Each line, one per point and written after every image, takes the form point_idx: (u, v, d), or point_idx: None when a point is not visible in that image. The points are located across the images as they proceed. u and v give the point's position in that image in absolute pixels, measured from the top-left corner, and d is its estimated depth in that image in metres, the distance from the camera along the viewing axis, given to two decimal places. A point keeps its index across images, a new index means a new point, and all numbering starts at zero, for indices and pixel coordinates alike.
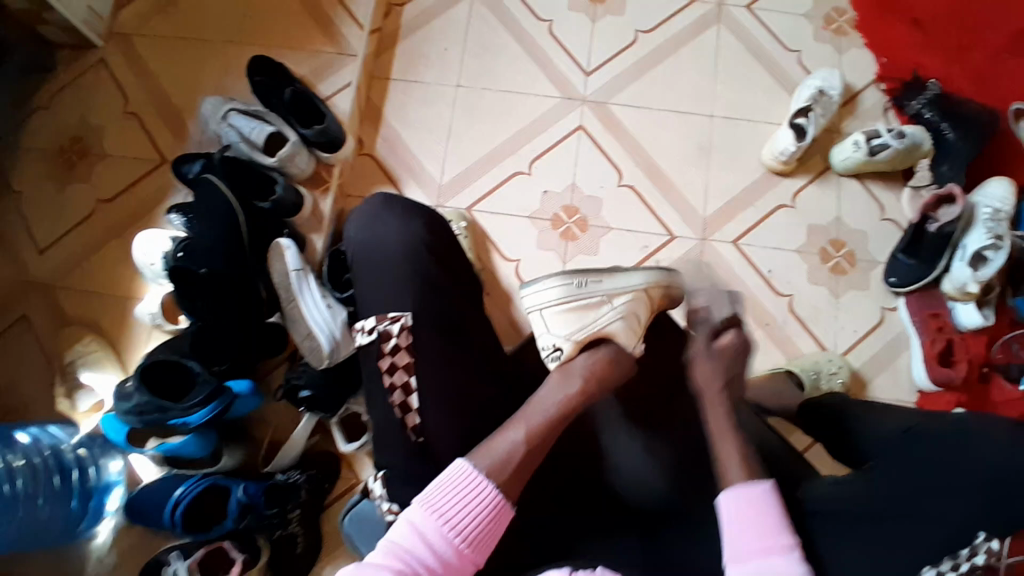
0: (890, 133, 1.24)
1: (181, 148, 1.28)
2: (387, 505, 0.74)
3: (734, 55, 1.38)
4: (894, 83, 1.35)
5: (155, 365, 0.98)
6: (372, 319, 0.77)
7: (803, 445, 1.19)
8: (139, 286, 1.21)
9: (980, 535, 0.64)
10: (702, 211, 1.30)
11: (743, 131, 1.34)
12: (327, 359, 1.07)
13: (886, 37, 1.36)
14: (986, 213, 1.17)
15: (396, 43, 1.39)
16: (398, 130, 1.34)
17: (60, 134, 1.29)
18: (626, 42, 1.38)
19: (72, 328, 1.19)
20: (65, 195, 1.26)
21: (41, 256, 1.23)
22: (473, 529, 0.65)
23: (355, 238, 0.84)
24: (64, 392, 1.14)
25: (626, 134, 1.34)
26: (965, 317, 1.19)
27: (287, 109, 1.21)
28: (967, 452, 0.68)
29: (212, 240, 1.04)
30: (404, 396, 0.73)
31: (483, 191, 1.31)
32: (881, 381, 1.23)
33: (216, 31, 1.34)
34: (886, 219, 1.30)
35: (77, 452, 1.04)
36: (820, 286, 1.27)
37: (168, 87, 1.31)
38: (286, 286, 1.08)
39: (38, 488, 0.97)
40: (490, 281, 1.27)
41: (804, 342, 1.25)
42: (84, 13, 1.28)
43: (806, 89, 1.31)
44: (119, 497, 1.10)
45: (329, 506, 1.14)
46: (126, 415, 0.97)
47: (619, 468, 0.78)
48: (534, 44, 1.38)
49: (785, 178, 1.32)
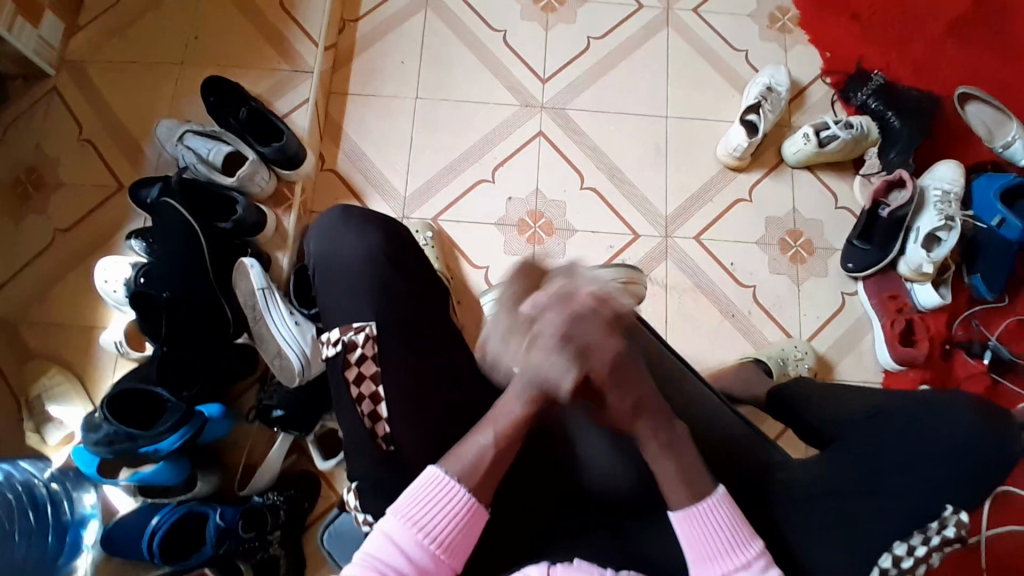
0: (839, 124, 1.29)
1: (138, 174, 1.27)
2: (361, 515, 0.75)
3: (684, 56, 1.42)
4: (839, 76, 1.40)
5: (122, 394, 0.97)
6: (336, 331, 0.77)
7: (774, 432, 1.22)
8: (103, 315, 1.19)
9: (948, 509, 0.66)
10: (663, 210, 1.33)
11: (699, 129, 1.37)
12: (298, 376, 1.07)
13: (828, 33, 1.42)
14: (935, 196, 1.22)
15: (353, 59, 1.40)
16: (359, 145, 1.35)
17: (16, 167, 1.27)
18: (580, 48, 1.41)
19: (36, 361, 1.16)
20: (22, 228, 1.24)
21: (0, 290, 1.20)
22: (449, 535, 0.65)
23: (314, 252, 0.84)
24: (32, 427, 1.11)
25: (586, 138, 1.37)
26: (923, 298, 1.24)
27: (243, 128, 1.22)
28: (932, 429, 0.69)
29: (170, 262, 1.05)
30: (373, 406, 0.74)
31: (448, 201, 1.32)
32: (847, 364, 1.26)
33: (168, 54, 1.34)
34: (841, 207, 1.34)
35: (50, 486, 1.02)
36: (781, 274, 1.31)
37: (123, 113, 1.31)
38: (252, 305, 1.08)
39: (15, 524, 0.94)
40: (460, 289, 1.28)
41: (770, 331, 1.28)
42: (35, 42, 1.27)
43: (755, 86, 1.35)
44: (95, 530, 1.08)
45: (309, 527, 1.13)
46: (94, 447, 0.94)
47: (591, 462, 0.79)
48: (489, 54, 1.41)
49: (740, 173, 1.35)
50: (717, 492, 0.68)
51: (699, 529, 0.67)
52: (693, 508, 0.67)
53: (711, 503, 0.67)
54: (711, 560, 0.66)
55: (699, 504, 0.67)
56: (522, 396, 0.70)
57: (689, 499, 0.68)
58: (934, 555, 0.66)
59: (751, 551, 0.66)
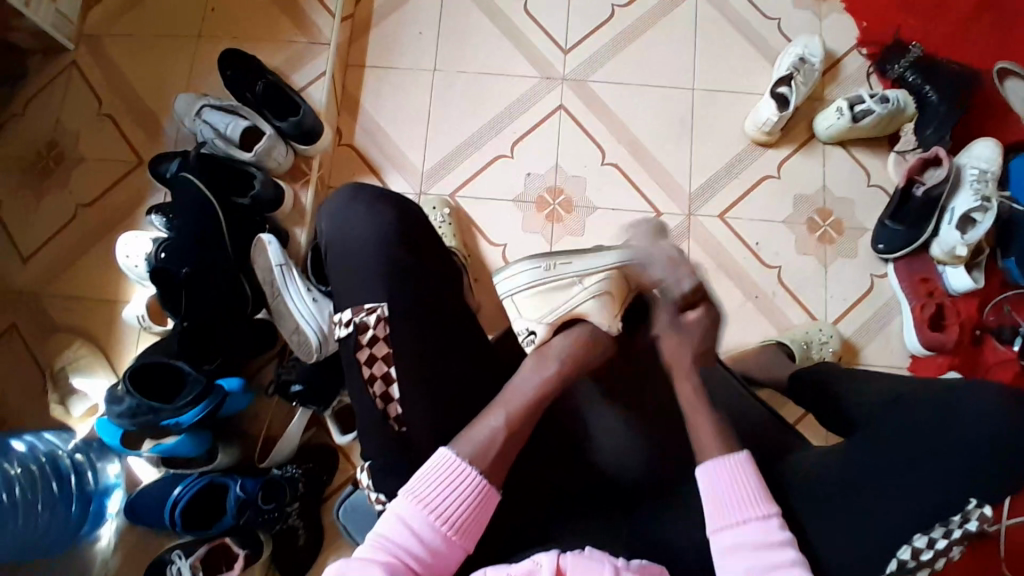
0: (874, 99, 1.23)
1: (157, 148, 1.27)
2: (375, 495, 0.75)
3: (713, 26, 1.36)
4: (877, 47, 1.33)
5: (144, 367, 0.98)
6: (348, 311, 0.77)
7: (794, 417, 1.20)
8: (125, 289, 1.21)
9: (971, 502, 0.64)
10: (687, 187, 1.29)
11: (726, 103, 1.32)
12: (316, 352, 1.07)
13: (867, 0, 1.34)
14: (973, 175, 1.16)
15: (370, 29, 1.37)
16: (376, 119, 1.33)
17: (38, 142, 1.28)
18: (603, 18, 1.36)
19: (62, 334, 1.19)
20: (45, 203, 1.25)
21: (26, 263, 1.22)
22: (459, 516, 0.66)
23: (326, 232, 0.83)
24: (57, 399, 1.14)
25: (607, 112, 1.33)
26: (955, 282, 1.19)
27: (260, 103, 1.21)
28: (958, 420, 0.66)
29: (188, 239, 1.06)
30: (384, 387, 0.74)
31: (464, 177, 1.30)
32: (873, 348, 1.23)
33: (183, 26, 1.33)
34: (872, 185, 1.29)
35: (74, 457, 1.05)
36: (807, 255, 1.27)
37: (141, 88, 1.30)
38: (270, 281, 1.08)
39: (37, 494, 0.98)
40: (477, 267, 1.27)
41: (794, 313, 1.25)
42: (53, 17, 1.26)
43: (787, 58, 1.29)
44: (119, 499, 1.11)
45: (327, 500, 1.14)
46: (119, 418, 0.97)
47: (604, 446, 0.79)
48: (509, 24, 1.36)
49: (768, 149, 1.30)
50: (743, 454, 0.70)
51: (728, 478, 0.68)
52: (724, 458, 0.69)
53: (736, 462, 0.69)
54: (724, 512, 0.66)
55: (730, 456, 0.69)
56: (555, 363, 0.75)
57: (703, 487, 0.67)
58: (954, 548, 0.64)
59: (770, 507, 0.66)
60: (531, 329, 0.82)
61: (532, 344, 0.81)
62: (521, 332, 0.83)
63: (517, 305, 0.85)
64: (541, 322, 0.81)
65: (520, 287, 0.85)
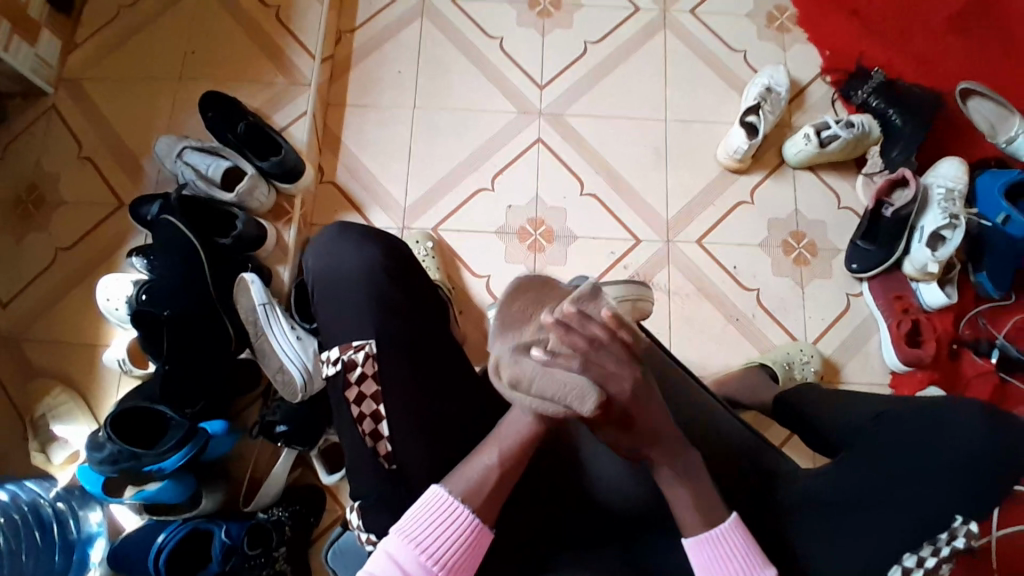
0: (840, 124, 1.27)
1: (138, 190, 1.28)
2: (364, 534, 0.74)
3: (682, 59, 1.41)
4: (840, 74, 1.38)
5: (126, 413, 0.98)
6: (336, 349, 0.77)
7: (780, 438, 1.21)
8: (106, 332, 1.19)
9: (958, 519, 0.64)
10: (665, 214, 1.32)
11: (698, 132, 1.36)
12: (300, 392, 1.07)
13: (828, 31, 1.40)
14: (940, 193, 1.20)
15: (350, 69, 1.40)
16: (358, 157, 1.35)
17: (17, 186, 1.28)
18: (577, 54, 1.41)
19: (41, 379, 1.17)
20: (23, 247, 1.24)
21: (3, 309, 1.21)
22: (452, 556, 0.65)
23: (312, 269, 0.84)
24: (36, 448, 1.11)
25: (584, 143, 1.36)
26: (930, 297, 1.22)
27: (241, 143, 1.22)
28: (941, 433, 0.68)
29: (171, 280, 1.06)
30: (374, 425, 0.74)
31: (447, 211, 1.32)
32: (853, 366, 1.25)
33: (164, 69, 1.34)
34: (844, 207, 1.33)
35: (56, 505, 1.03)
36: (785, 276, 1.30)
37: (121, 130, 1.31)
38: (253, 321, 1.08)
39: (20, 543, 0.94)
40: (462, 299, 1.27)
41: (775, 334, 1.27)
42: (31, 61, 1.27)
43: (754, 87, 1.34)
44: (102, 548, 1.06)
45: (315, 541, 1.13)
46: (99, 465, 0.95)
47: (595, 474, 0.79)
48: (487, 61, 1.40)
49: (741, 175, 1.34)
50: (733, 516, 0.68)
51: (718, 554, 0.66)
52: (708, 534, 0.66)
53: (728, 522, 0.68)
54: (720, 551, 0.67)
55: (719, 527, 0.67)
56: None
57: (702, 499, 0.67)
58: (944, 566, 0.65)
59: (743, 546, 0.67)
60: None
61: None
62: None
63: None
64: None
65: None
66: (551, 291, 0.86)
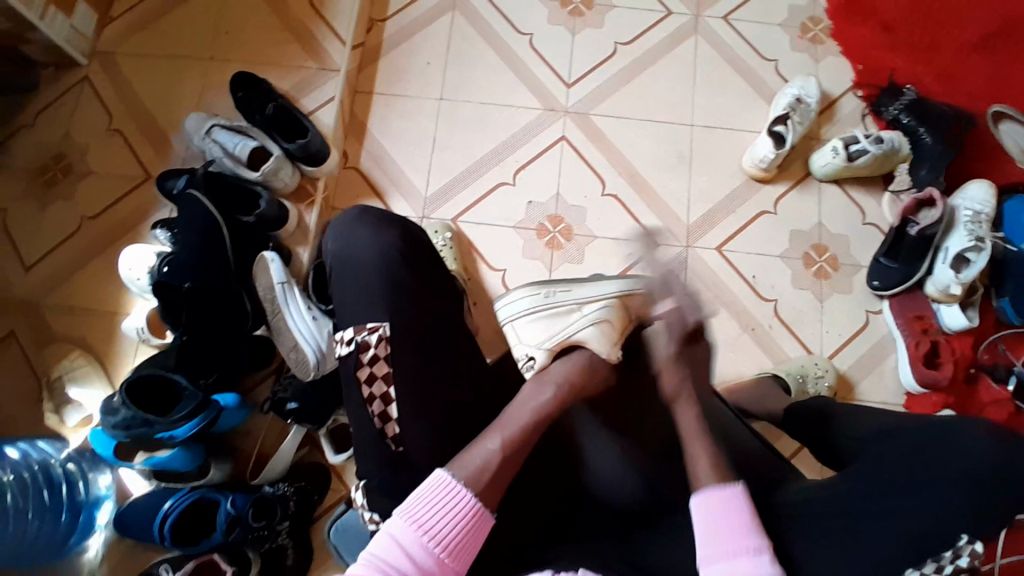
0: (868, 139, 1.26)
1: (166, 164, 1.30)
2: (368, 514, 0.75)
3: (712, 66, 1.40)
4: (871, 89, 1.37)
5: (142, 378, 0.99)
6: (349, 330, 0.78)
7: (790, 451, 1.20)
8: (126, 301, 1.21)
9: (963, 538, 0.63)
10: (685, 219, 1.32)
11: (723, 139, 1.36)
12: (313, 370, 1.08)
13: (862, 45, 1.39)
14: (966, 216, 1.19)
15: (379, 57, 1.41)
16: (382, 144, 1.36)
17: (47, 152, 1.31)
18: (606, 54, 1.40)
19: (61, 344, 1.19)
20: (52, 213, 1.27)
21: (29, 273, 1.23)
22: (455, 537, 0.65)
23: (330, 249, 0.85)
24: (52, 409, 1.14)
25: (608, 144, 1.36)
26: (949, 319, 1.20)
27: (268, 124, 1.24)
28: (958, 447, 0.68)
29: (189, 252, 1.07)
30: (384, 406, 0.74)
31: (466, 203, 1.32)
32: (868, 384, 1.24)
33: (197, 48, 1.37)
34: (867, 223, 1.31)
35: (66, 466, 1.05)
36: (804, 290, 1.28)
37: (152, 105, 1.33)
38: (272, 298, 1.09)
39: (28, 502, 0.96)
40: (477, 291, 1.28)
41: (790, 346, 1.26)
42: (67, 31, 1.30)
43: (784, 97, 1.33)
44: (109, 510, 1.09)
45: (317, 521, 1.13)
46: (114, 429, 0.97)
47: (598, 469, 0.79)
48: (515, 57, 1.41)
49: (764, 185, 1.33)
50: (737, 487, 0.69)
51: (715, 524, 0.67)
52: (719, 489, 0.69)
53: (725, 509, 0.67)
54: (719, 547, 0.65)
55: (721, 488, 0.68)
56: (552, 389, 0.76)
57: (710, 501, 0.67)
58: None
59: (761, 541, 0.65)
60: (531, 355, 0.86)
61: (531, 368, 0.85)
62: (521, 357, 0.87)
63: (516, 332, 0.90)
64: (540, 348, 0.86)
65: (520, 314, 0.91)
66: (553, 284, 0.92)
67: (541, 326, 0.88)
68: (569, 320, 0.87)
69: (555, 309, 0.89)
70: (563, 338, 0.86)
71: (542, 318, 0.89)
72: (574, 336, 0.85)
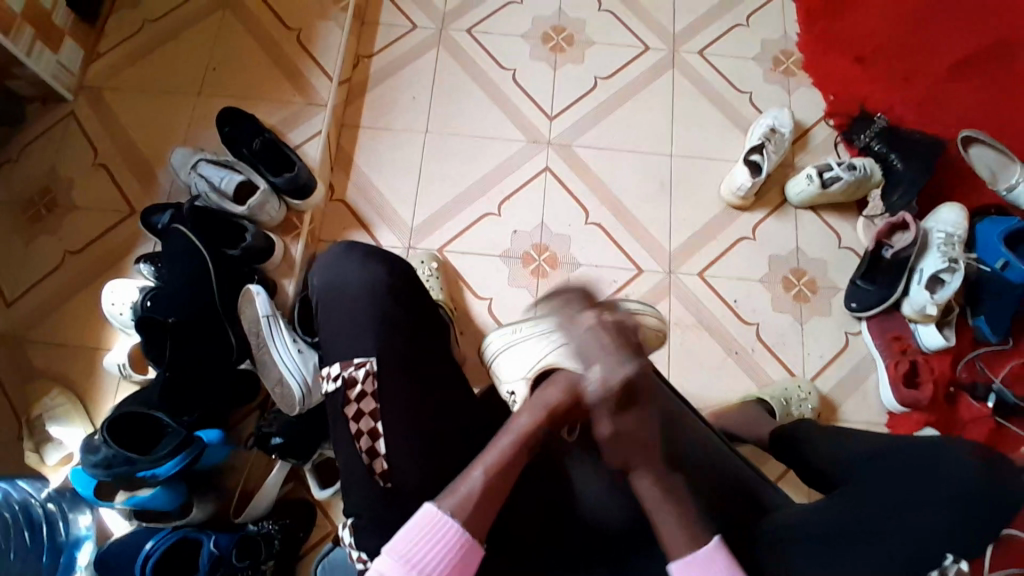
0: (841, 166, 1.31)
1: (151, 198, 1.30)
2: (355, 552, 0.74)
3: (689, 97, 1.45)
4: (843, 119, 1.42)
5: (122, 417, 0.97)
6: (336, 365, 0.78)
7: (776, 474, 1.20)
8: (109, 336, 1.20)
9: (948, 558, 0.65)
10: (667, 246, 1.34)
11: (703, 168, 1.39)
12: (298, 405, 1.06)
13: (832, 77, 1.45)
14: (940, 238, 1.22)
15: (365, 92, 1.43)
16: (368, 176, 1.37)
17: (31, 188, 1.30)
18: (587, 87, 1.45)
19: (40, 381, 1.17)
20: (33, 248, 1.26)
21: (8, 308, 1.22)
22: (442, 572, 0.64)
23: (316, 286, 0.85)
24: (32, 447, 1.11)
25: (591, 174, 1.39)
26: (928, 340, 1.23)
27: (255, 157, 1.24)
28: (938, 470, 0.69)
29: (174, 286, 1.07)
30: (371, 442, 0.74)
31: (453, 233, 1.34)
32: (852, 405, 1.25)
33: (184, 83, 1.38)
34: (844, 247, 1.35)
35: (46, 506, 1.02)
36: (785, 313, 1.31)
37: (138, 140, 1.34)
38: (257, 331, 1.08)
39: (11, 542, 0.92)
40: (463, 320, 1.28)
41: (774, 369, 1.27)
42: (53, 67, 1.31)
43: (759, 127, 1.37)
44: (89, 551, 1.05)
45: (303, 557, 1.11)
46: (92, 469, 0.94)
47: (586, 491, 0.79)
48: (499, 91, 1.44)
49: (743, 212, 1.37)
50: (712, 542, 0.67)
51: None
52: (691, 556, 0.66)
53: (710, 560, 0.66)
54: None
55: (696, 553, 0.66)
56: (531, 414, 0.73)
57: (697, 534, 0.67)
58: None
59: None
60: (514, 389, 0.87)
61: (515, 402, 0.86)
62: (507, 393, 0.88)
63: (499, 367, 0.94)
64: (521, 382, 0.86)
65: (498, 352, 0.96)
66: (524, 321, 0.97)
67: (516, 362, 0.89)
68: (540, 348, 0.85)
69: (524, 342, 0.91)
70: (540, 366, 0.82)
71: (517, 355, 0.90)
72: (548, 361, 0.80)
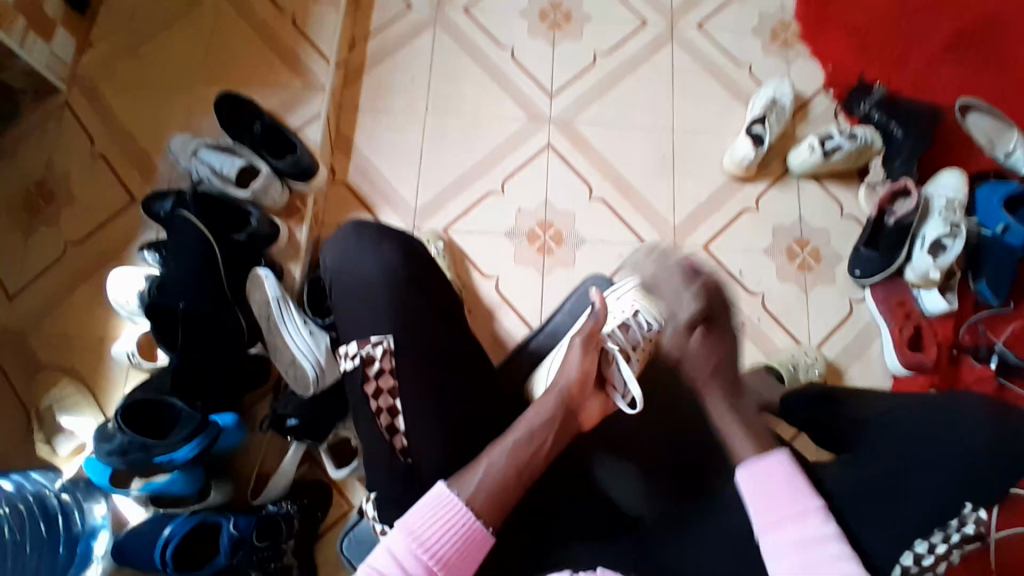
0: (843, 135, 1.31)
1: (150, 187, 1.29)
2: (379, 525, 0.75)
3: (689, 71, 1.44)
4: (841, 89, 1.43)
5: (140, 403, 0.98)
6: (353, 344, 0.78)
7: (789, 436, 1.22)
8: (115, 326, 1.19)
9: (967, 505, 0.66)
10: (671, 220, 1.35)
11: (704, 141, 1.40)
12: (312, 386, 1.06)
13: (829, 47, 1.45)
14: (941, 204, 1.24)
15: (363, 74, 1.42)
16: (369, 159, 1.36)
17: (28, 180, 1.29)
18: (586, 64, 1.44)
19: (48, 372, 1.16)
20: (32, 241, 1.25)
21: (11, 302, 1.20)
22: (450, 552, 0.64)
23: (330, 267, 0.85)
24: (43, 438, 1.12)
25: (593, 151, 1.38)
26: (931, 304, 1.24)
27: (257, 142, 1.24)
28: (952, 430, 0.70)
29: (180, 274, 1.05)
30: (391, 418, 0.75)
31: (458, 213, 1.33)
32: (856, 371, 1.27)
33: (179, 70, 1.36)
34: (846, 216, 1.36)
35: (60, 497, 1.01)
36: (789, 283, 1.32)
37: (135, 129, 1.32)
38: (267, 316, 1.09)
39: (25, 533, 0.92)
40: (472, 299, 1.29)
41: (780, 339, 1.28)
42: (46, 57, 1.29)
43: (759, 99, 1.38)
44: (105, 541, 1.06)
45: (324, 536, 1.12)
46: (108, 457, 0.94)
47: (607, 466, 0.80)
48: (497, 69, 1.43)
49: (747, 182, 1.37)
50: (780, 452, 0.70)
51: (764, 481, 0.69)
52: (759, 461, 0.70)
53: (774, 461, 0.70)
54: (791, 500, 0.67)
55: (765, 457, 0.70)
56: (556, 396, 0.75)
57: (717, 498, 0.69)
58: (954, 552, 0.66)
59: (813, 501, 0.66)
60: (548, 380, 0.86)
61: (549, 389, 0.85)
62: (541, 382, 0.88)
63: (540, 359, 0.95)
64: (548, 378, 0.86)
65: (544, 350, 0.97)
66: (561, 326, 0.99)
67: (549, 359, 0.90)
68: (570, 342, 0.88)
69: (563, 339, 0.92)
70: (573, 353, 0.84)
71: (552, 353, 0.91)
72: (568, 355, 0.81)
